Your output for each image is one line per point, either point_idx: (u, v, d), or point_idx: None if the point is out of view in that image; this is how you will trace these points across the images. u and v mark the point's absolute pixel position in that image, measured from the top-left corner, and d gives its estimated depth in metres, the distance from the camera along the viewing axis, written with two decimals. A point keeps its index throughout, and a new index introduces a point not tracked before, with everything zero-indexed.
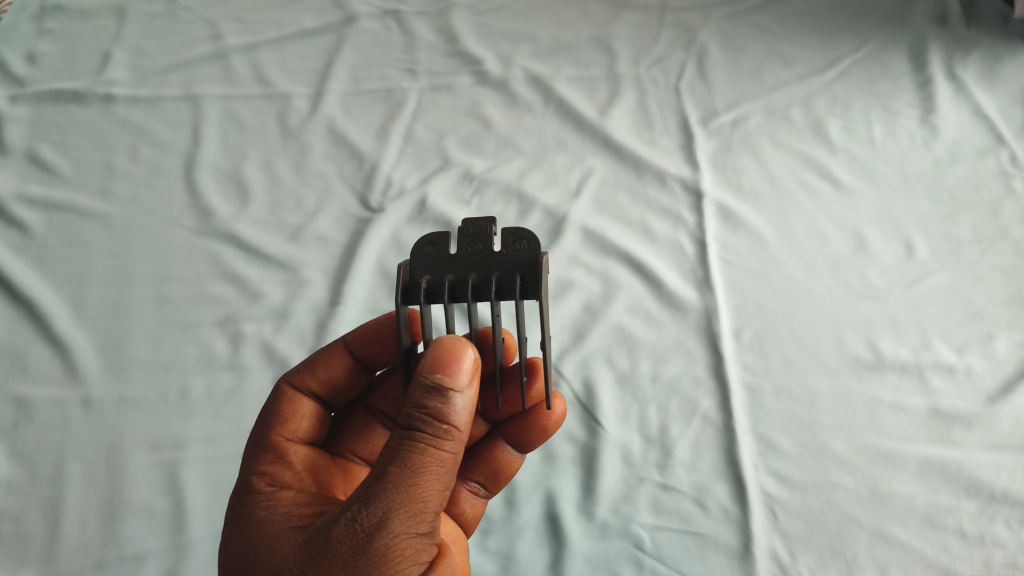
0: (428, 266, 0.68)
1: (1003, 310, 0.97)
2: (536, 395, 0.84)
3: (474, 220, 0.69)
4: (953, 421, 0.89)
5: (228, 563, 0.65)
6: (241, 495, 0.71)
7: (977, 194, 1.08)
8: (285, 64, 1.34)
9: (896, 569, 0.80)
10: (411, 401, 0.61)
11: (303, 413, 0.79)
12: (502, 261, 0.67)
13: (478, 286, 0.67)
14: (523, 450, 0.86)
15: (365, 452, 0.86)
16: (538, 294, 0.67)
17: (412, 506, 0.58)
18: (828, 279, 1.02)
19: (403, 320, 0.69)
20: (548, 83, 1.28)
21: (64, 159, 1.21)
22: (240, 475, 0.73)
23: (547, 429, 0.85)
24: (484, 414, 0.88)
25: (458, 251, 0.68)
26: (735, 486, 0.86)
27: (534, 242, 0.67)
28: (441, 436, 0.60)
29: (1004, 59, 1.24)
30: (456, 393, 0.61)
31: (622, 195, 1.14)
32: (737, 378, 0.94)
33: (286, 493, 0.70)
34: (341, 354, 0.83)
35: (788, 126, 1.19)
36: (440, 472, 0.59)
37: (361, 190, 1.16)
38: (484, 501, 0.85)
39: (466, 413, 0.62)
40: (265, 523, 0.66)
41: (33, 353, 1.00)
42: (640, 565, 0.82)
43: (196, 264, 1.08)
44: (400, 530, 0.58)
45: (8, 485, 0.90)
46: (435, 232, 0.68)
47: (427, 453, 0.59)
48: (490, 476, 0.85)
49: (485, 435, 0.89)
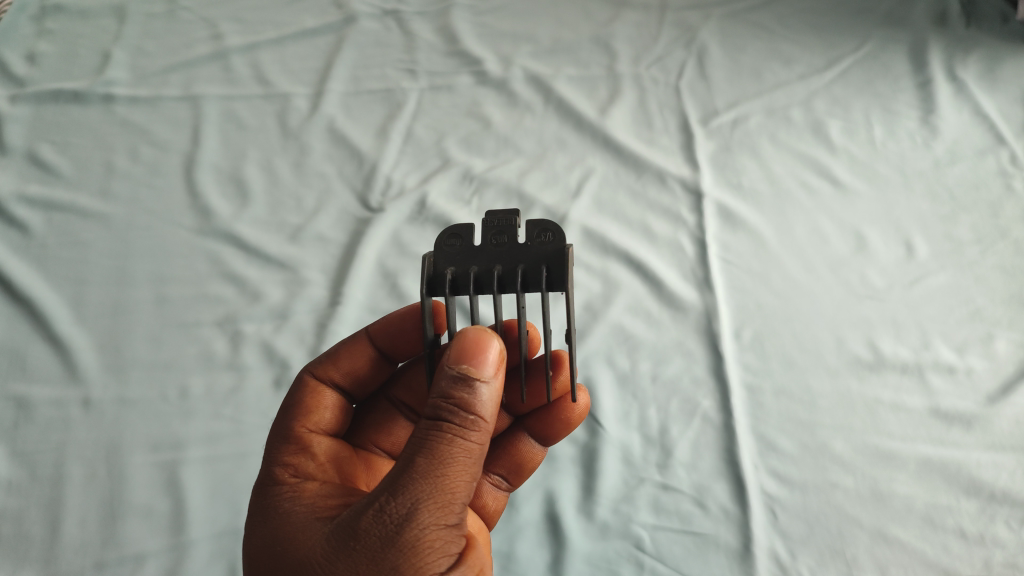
0: (452, 259, 0.68)
1: (1003, 310, 0.97)
2: (562, 387, 0.81)
3: (499, 211, 0.69)
4: (952, 421, 0.89)
5: (255, 555, 0.64)
6: (263, 486, 0.70)
7: (977, 194, 1.08)
8: (285, 64, 1.34)
9: (896, 569, 0.80)
10: (438, 391, 0.61)
11: (325, 403, 0.79)
12: (528, 253, 0.67)
13: (503, 278, 0.66)
14: (545, 444, 0.86)
15: (387, 444, 0.86)
16: (563, 285, 0.66)
17: (441, 497, 0.58)
18: (828, 279, 1.02)
19: (428, 312, 0.69)
20: (548, 82, 1.27)
21: (64, 159, 1.21)
22: (263, 466, 0.73)
23: (570, 423, 0.84)
24: (507, 407, 0.87)
25: (482, 243, 0.68)
26: (735, 487, 0.86)
27: (559, 233, 0.66)
28: (468, 426, 0.60)
29: (1004, 59, 1.24)
30: (482, 383, 0.61)
31: (623, 195, 1.14)
32: (736, 378, 0.94)
33: (310, 484, 0.69)
34: (364, 345, 0.83)
35: (788, 126, 1.19)
36: (467, 462, 0.59)
37: (361, 190, 1.16)
38: (506, 494, 0.85)
39: (492, 404, 0.62)
40: (290, 515, 0.65)
41: (33, 353, 1.00)
42: (640, 566, 0.82)
43: (196, 264, 1.08)
44: (429, 521, 0.58)
45: (8, 485, 0.90)
46: (459, 224, 0.69)
47: (454, 444, 0.59)
48: (512, 469, 0.85)
49: (508, 427, 0.88)
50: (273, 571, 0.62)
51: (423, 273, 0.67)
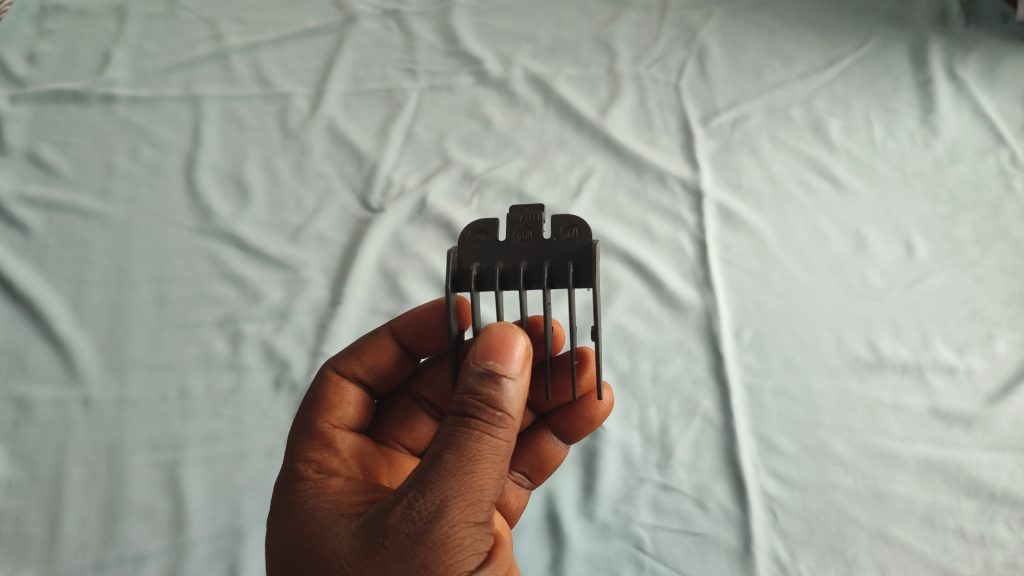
0: (478, 254, 0.68)
1: (1003, 310, 0.97)
2: (587, 384, 0.81)
3: (524, 207, 0.69)
4: (952, 422, 0.89)
5: (281, 552, 0.64)
6: (287, 482, 0.70)
7: (977, 194, 1.08)
8: (285, 64, 1.34)
9: (896, 569, 0.80)
10: (464, 387, 0.61)
11: (348, 399, 0.79)
12: (554, 249, 0.67)
13: (530, 273, 0.66)
14: (568, 441, 0.87)
15: (408, 440, 0.86)
16: (589, 281, 0.66)
17: (469, 494, 0.58)
18: (829, 280, 1.02)
19: (452, 307, 0.68)
20: (548, 82, 1.27)
21: (65, 159, 1.21)
22: (286, 461, 0.73)
23: (594, 420, 0.84)
24: (532, 404, 0.87)
25: (507, 238, 0.68)
26: (735, 487, 0.86)
27: (586, 229, 0.66)
28: (495, 423, 0.60)
29: (1004, 59, 1.24)
30: (508, 379, 0.61)
31: (623, 195, 1.14)
32: (737, 378, 0.94)
33: (334, 480, 0.69)
34: (387, 341, 0.83)
35: (788, 126, 1.19)
36: (494, 459, 0.59)
37: (361, 190, 1.16)
38: (528, 492, 0.85)
39: (519, 401, 0.62)
40: (315, 511, 0.65)
41: (33, 353, 1.00)
42: (640, 566, 0.82)
43: (196, 264, 1.09)
44: (459, 518, 0.58)
45: (8, 485, 0.90)
46: (483, 220, 0.68)
47: (482, 440, 0.59)
48: (535, 467, 0.85)
49: (531, 424, 0.88)
50: (300, 568, 0.62)
51: (448, 268, 0.67)
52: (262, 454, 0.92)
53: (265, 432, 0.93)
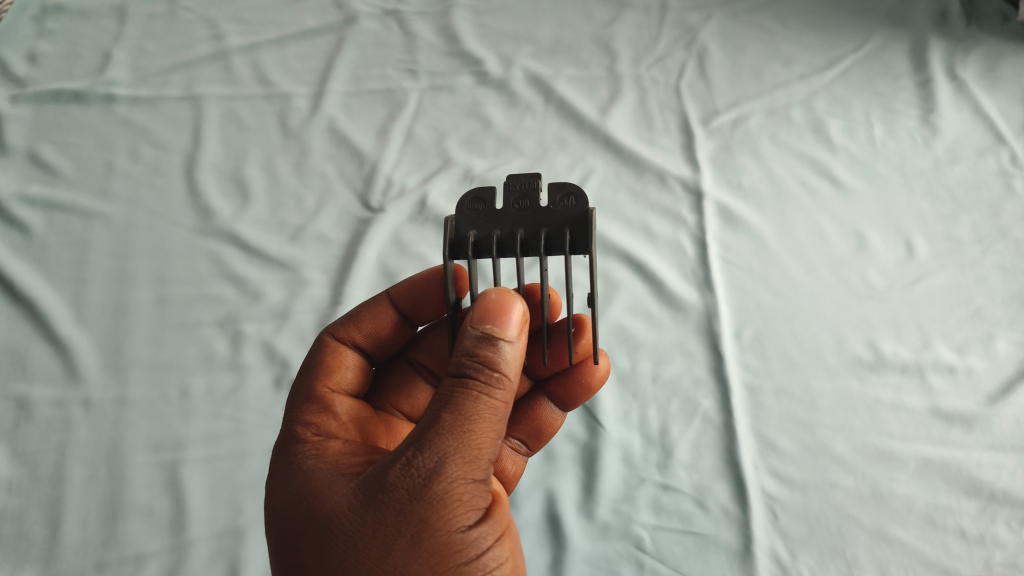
0: (475, 222, 0.68)
1: (1003, 310, 0.97)
2: (584, 350, 0.82)
3: (520, 175, 0.69)
4: (952, 421, 0.89)
5: (279, 510, 0.64)
6: (284, 444, 0.70)
7: (977, 194, 1.08)
8: (285, 64, 1.34)
9: (895, 569, 0.80)
10: (462, 349, 0.61)
11: (346, 364, 0.79)
12: (551, 217, 0.67)
13: (527, 241, 0.67)
14: (565, 409, 0.87)
15: (407, 407, 0.86)
16: (586, 249, 0.66)
17: (467, 452, 0.58)
18: (828, 279, 1.02)
19: (450, 276, 0.68)
20: (548, 83, 1.27)
21: (65, 159, 1.21)
22: (284, 424, 0.72)
23: (591, 387, 0.85)
24: (528, 371, 0.87)
25: (504, 207, 0.69)
26: (735, 486, 0.86)
27: (582, 196, 0.67)
28: (493, 383, 0.60)
29: (1005, 58, 1.23)
30: (506, 342, 0.61)
31: (623, 195, 1.14)
32: (737, 377, 0.94)
33: (333, 442, 0.68)
34: (386, 308, 0.83)
35: (789, 126, 1.19)
36: (492, 419, 0.59)
37: (362, 191, 1.17)
38: (525, 459, 0.85)
39: (517, 363, 0.62)
40: (314, 471, 0.65)
41: (33, 354, 1.00)
42: (640, 566, 0.82)
43: (197, 265, 1.09)
44: (457, 475, 0.57)
45: (8, 485, 0.90)
46: (481, 188, 0.68)
47: (479, 400, 0.59)
48: (532, 434, 0.85)
49: (528, 391, 0.89)
50: (299, 527, 0.61)
51: (445, 236, 0.67)
52: (261, 453, 0.92)
53: (265, 432, 0.93)
